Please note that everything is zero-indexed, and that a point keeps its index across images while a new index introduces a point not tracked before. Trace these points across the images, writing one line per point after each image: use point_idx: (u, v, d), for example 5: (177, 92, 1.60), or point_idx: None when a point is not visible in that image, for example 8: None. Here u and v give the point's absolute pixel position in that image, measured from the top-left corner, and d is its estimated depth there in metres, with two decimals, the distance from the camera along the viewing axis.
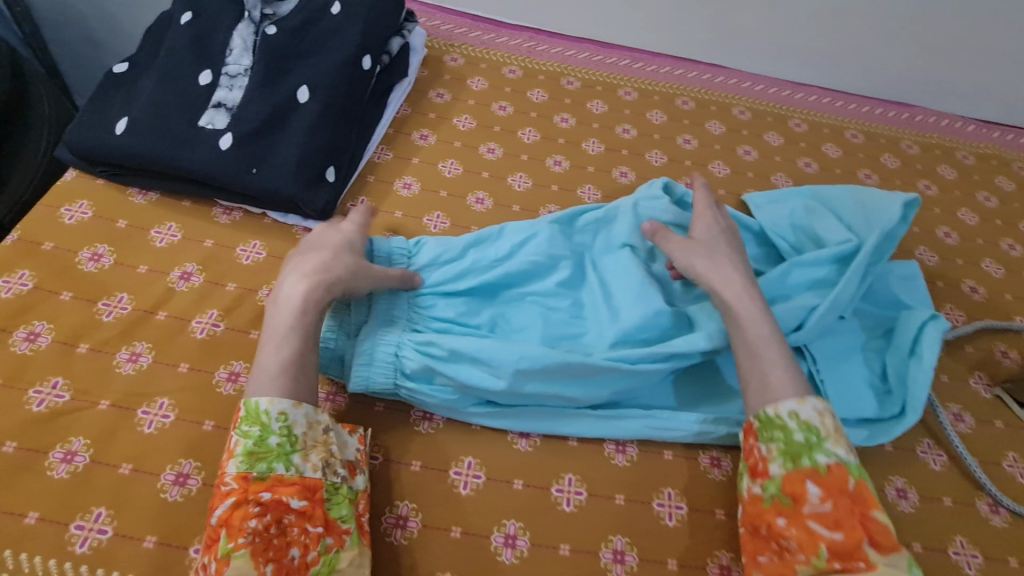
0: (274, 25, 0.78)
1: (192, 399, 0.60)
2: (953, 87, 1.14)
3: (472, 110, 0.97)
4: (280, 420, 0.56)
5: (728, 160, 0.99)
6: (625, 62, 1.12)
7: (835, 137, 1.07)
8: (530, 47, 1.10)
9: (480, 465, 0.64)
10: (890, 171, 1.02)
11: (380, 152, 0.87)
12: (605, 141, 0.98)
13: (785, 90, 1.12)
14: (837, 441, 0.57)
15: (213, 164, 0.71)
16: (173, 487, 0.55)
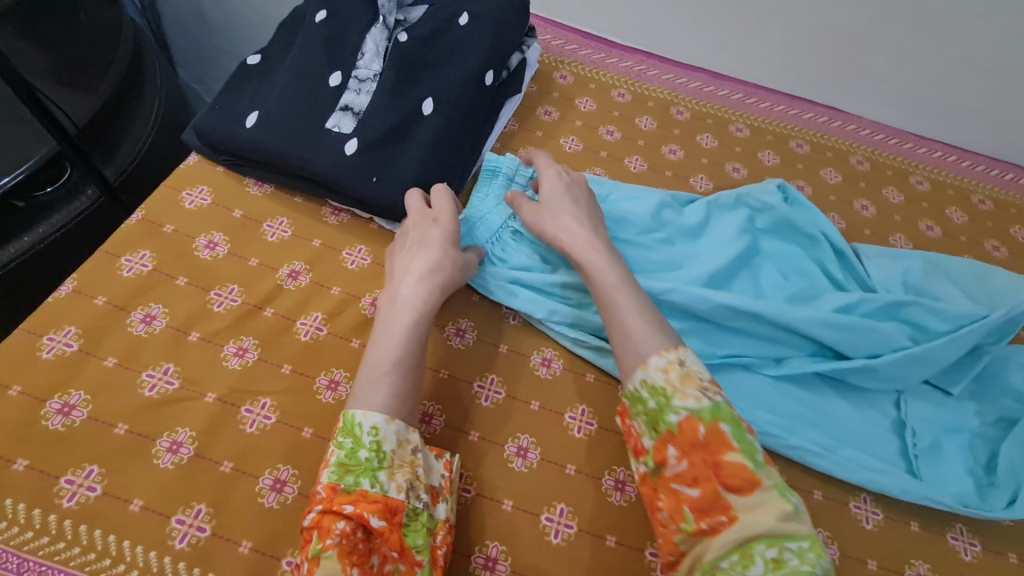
0: (406, 33, 0.77)
1: (292, 402, 0.60)
2: None
3: (580, 131, 0.94)
4: (372, 434, 0.52)
5: (843, 213, 0.94)
6: (738, 96, 1.08)
7: (962, 201, 1.00)
8: (643, 71, 1.07)
9: (573, 514, 0.59)
10: (1020, 246, 0.96)
11: None
12: (713, 177, 0.94)
13: (907, 143, 1.08)
14: (687, 394, 0.53)
15: (337, 167, 0.70)
16: (271, 492, 0.55)
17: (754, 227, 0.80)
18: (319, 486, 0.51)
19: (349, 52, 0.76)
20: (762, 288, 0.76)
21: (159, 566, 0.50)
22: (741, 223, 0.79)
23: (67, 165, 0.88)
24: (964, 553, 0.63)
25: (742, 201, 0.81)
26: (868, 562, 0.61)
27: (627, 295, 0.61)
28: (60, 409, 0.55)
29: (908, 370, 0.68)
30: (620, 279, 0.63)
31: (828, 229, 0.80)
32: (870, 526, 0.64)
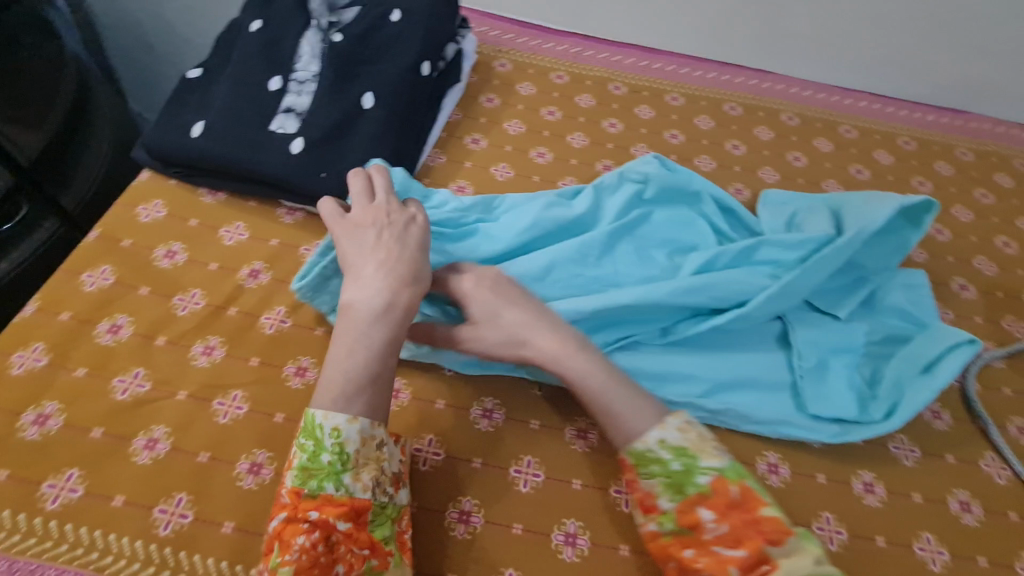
0: (340, 34, 0.81)
1: (262, 392, 0.63)
2: (996, 92, 1.15)
3: (522, 114, 0.97)
4: (333, 436, 0.51)
5: (777, 166, 0.98)
6: (672, 67, 1.13)
7: (887, 143, 1.06)
8: (579, 53, 1.12)
9: (540, 464, 0.63)
10: (943, 179, 1.01)
11: (434, 156, 0.87)
12: (654, 145, 0.97)
13: (833, 96, 1.14)
14: (708, 452, 0.53)
15: (289, 167, 0.73)
16: (249, 475, 0.57)
17: (642, 199, 0.76)
18: (285, 491, 0.51)
19: (288, 58, 0.80)
20: (650, 254, 0.73)
21: (146, 553, 0.52)
22: (630, 196, 0.75)
23: (22, 200, 0.91)
24: (906, 459, 0.67)
25: (624, 177, 0.77)
26: (816, 476, 0.65)
27: (619, 391, 0.57)
28: (35, 420, 0.57)
29: (783, 303, 0.69)
30: (604, 374, 0.58)
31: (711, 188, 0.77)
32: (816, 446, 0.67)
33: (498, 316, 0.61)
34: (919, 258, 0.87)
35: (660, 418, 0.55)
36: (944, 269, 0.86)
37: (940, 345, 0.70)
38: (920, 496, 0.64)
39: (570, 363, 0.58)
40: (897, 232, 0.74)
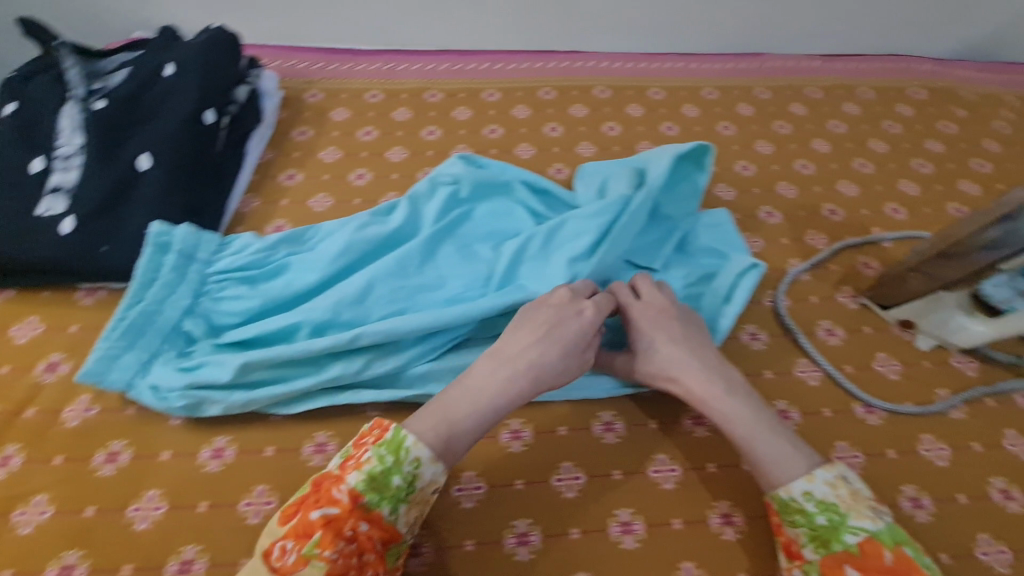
0: (241, 87, 0.86)
1: (145, 438, 0.60)
2: (898, 30, 1.19)
3: (436, 120, 0.98)
4: (414, 463, 0.52)
5: (710, 139, 0.99)
6: (597, 62, 1.11)
7: (798, 96, 1.08)
8: (498, 68, 1.08)
9: (479, 475, 0.61)
10: (853, 119, 1.05)
11: (359, 176, 0.88)
12: (596, 142, 0.97)
13: (750, 62, 1.14)
14: (861, 512, 0.51)
15: (150, 215, 0.69)
16: (212, 460, 0.59)
17: (458, 198, 0.80)
18: (342, 487, 0.50)
19: (149, 101, 0.77)
20: (472, 249, 0.77)
21: None
22: (444, 199, 0.79)
23: None
24: (871, 418, 0.66)
25: (437, 182, 0.81)
26: None
27: (765, 436, 0.56)
28: None
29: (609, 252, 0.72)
30: (752, 418, 0.58)
31: (522, 173, 0.83)
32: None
33: (654, 351, 0.63)
34: (835, 217, 0.88)
35: (809, 470, 0.54)
36: (859, 223, 0.87)
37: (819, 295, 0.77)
38: (894, 451, 0.64)
39: (717, 405, 0.59)
40: (685, 178, 0.81)
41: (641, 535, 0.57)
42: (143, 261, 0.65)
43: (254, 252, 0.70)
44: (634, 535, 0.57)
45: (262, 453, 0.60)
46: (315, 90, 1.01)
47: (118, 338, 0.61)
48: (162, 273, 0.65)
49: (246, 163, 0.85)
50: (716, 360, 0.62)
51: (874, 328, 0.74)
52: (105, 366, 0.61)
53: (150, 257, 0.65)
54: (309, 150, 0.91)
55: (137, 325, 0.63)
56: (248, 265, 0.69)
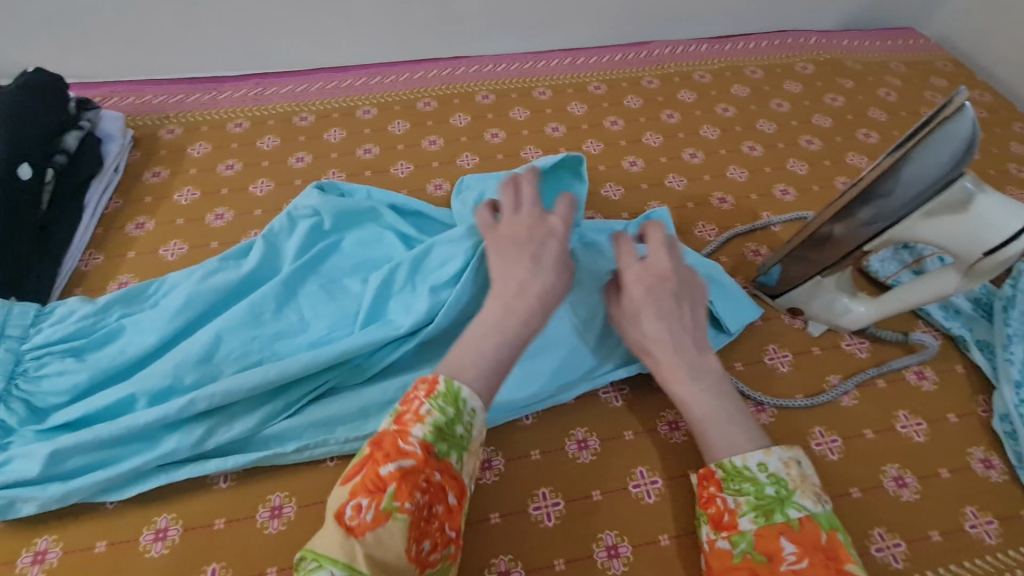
0: (71, 133, 0.78)
1: None
2: (781, 8, 1.18)
3: (306, 145, 0.91)
4: (471, 415, 0.50)
5: (598, 136, 0.95)
6: (478, 67, 1.07)
7: (687, 82, 1.06)
8: (376, 83, 1.02)
9: None
10: (742, 100, 1.03)
11: (217, 215, 0.81)
12: (480, 152, 0.92)
13: (638, 53, 1.11)
14: (806, 492, 0.50)
15: None
16: (33, 566, 0.52)
17: (323, 231, 0.73)
18: (410, 439, 0.47)
19: None
20: (340, 284, 0.70)
21: None
22: (305, 233, 0.72)
23: None
24: (762, 416, 0.63)
25: (295, 217, 0.74)
26: (625, 435, 0.62)
27: (722, 426, 0.54)
28: None
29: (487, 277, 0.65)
30: (713, 402, 0.55)
31: (389, 197, 0.78)
32: (619, 403, 0.64)
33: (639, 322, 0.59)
34: (726, 205, 0.85)
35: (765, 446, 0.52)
36: (749, 209, 0.85)
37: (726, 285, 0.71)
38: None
39: (678, 388, 0.56)
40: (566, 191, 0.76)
41: None
42: None
43: (84, 319, 0.63)
44: None
45: (92, 549, 0.53)
46: (171, 125, 0.93)
47: None
48: None
49: (85, 217, 0.77)
50: (695, 346, 0.58)
51: (764, 318, 0.72)
52: None
53: None
54: (162, 193, 0.83)
55: None
56: (78, 334, 0.62)
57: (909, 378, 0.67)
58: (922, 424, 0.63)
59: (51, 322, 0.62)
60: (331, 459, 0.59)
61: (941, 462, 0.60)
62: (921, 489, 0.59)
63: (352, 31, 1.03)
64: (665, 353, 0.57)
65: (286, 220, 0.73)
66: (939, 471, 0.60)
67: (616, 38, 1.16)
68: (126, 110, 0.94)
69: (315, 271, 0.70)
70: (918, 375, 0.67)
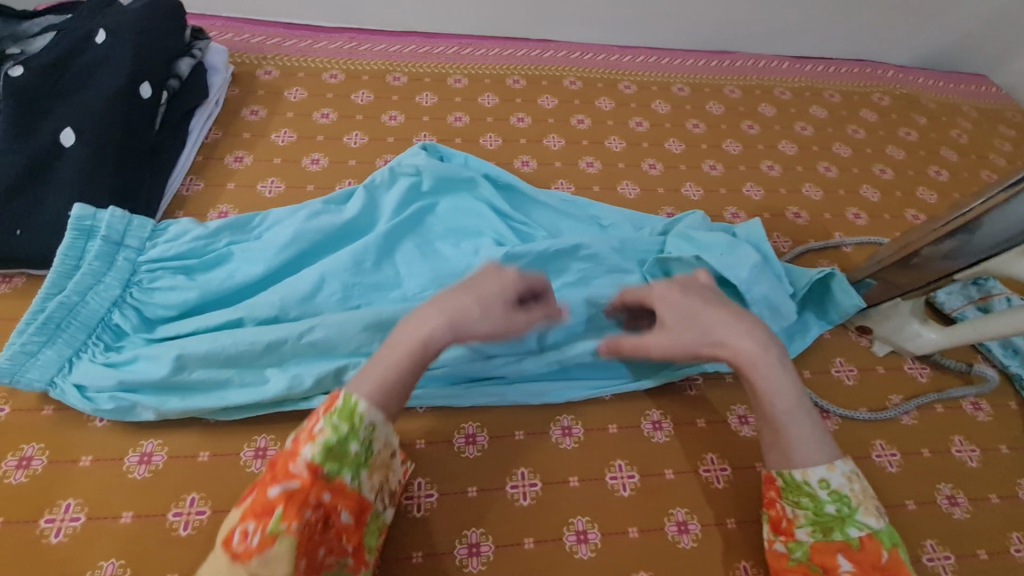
0: (185, 61, 0.81)
1: (63, 440, 0.55)
2: (862, 38, 1.20)
3: (398, 105, 0.93)
4: (368, 429, 0.47)
5: (680, 136, 0.97)
6: (566, 53, 1.08)
7: (767, 97, 1.08)
8: (467, 53, 1.04)
9: (432, 483, 0.57)
10: (820, 122, 1.05)
11: (313, 160, 0.83)
12: (565, 136, 0.94)
13: (722, 61, 1.13)
14: (868, 509, 0.50)
15: (82, 196, 0.64)
16: (139, 466, 0.54)
17: (420, 191, 0.75)
18: (299, 460, 0.45)
19: (77, 71, 0.70)
20: (432, 245, 0.72)
21: None
22: (404, 190, 0.74)
23: None
24: (827, 423, 0.66)
25: (397, 173, 0.75)
26: (697, 422, 0.65)
27: (804, 420, 0.53)
28: None
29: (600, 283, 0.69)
30: (792, 400, 0.53)
31: (484, 168, 0.80)
32: (693, 392, 0.67)
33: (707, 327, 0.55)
34: (800, 220, 0.88)
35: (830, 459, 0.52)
36: (822, 228, 0.87)
37: (797, 283, 0.72)
38: (848, 457, 0.64)
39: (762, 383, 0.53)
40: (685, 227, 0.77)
41: (595, 544, 0.55)
42: (63, 246, 0.60)
43: (195, 240, 0.65)
44: (589, 544, 0.55)
45: (196, 458, 0.55)
46: (269, 66, 0.94)
47: (27, 336, 0.55)
48: (86, 260, 0.60)
49: (187, 144, 0.79)
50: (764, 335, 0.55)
51: (832, 332, 0.74)
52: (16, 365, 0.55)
53: (71, 243, 0.60)
54: (260, 131, 0.84)
55: (53, 318, 0.57)
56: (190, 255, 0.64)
57: (966, 409, 0.70)
58: (976, 451, 0.66)
59: (163, 238, 0.64)
60: (420, 407, 0.62)
61: (992, 489, 0.64)
62: (972, 510, 0.62)
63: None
64: (744, 337, 0.54)
65: (385, 175, 0.75)
66: (989, 496, 0.63)
67: (700, 43, 1.18)
68: (226, 45, 0.96)
69: (412, 230, 0.72)
70: (975, 406, 0.70)
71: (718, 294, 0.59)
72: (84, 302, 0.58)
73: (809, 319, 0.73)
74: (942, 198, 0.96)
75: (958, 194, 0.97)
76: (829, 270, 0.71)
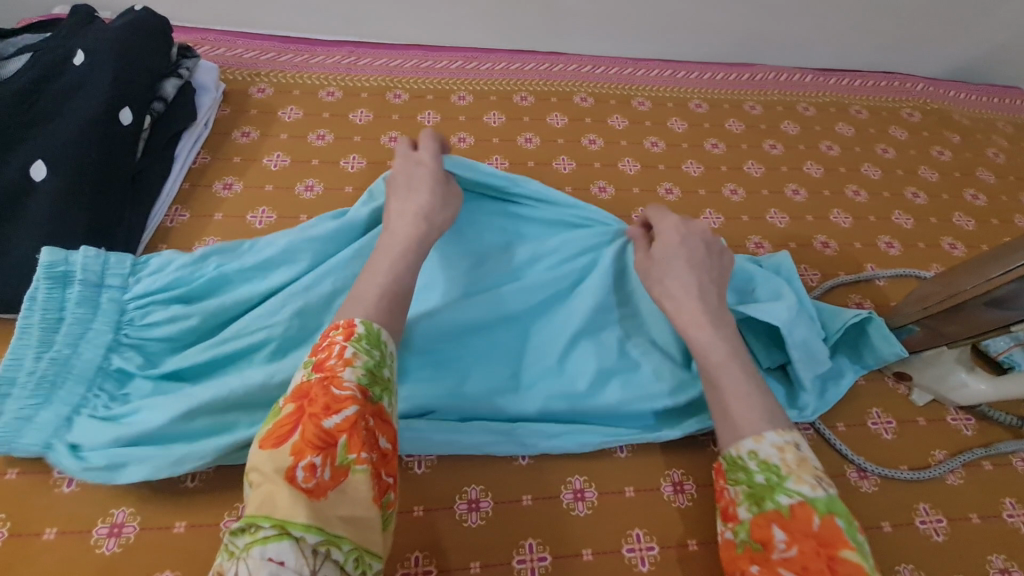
0: (173, 82, 0.76)
1: (26, 508, 0.50)
2: (889, 50, 1.14)
3: (399, 125, 0.88)
4: (393, 355, 0.46)
5: (698, 157, 0.91)
6: (576, 67, 1.03)
7: (790, 113, 1.02)
8: (472, 68, 0.98)
9: (430, 557, 0.52)
10: (846, 140, 0.99)
11: (308, 186, 0.78)
12: (576, 157, 0.89)
13: (741, 74, 1.07)
14: (801, 478, 0.46)
15: (53, 236, 0.59)
16: (109, 539, 0.49)
17: None
18: (342, 384, 0.41)
19: (51, 97, 0.65)
20: None
21: None
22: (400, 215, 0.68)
23: None
24: (865, 485, 0.60)
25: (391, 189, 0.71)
26: None
27: (737, 378, 0.51)
28: None
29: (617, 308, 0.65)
30: (727, 362, 0.52)
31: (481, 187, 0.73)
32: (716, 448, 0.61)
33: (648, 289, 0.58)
34: (829, 250, 0.82)
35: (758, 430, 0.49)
36: (852, 258, 0.81)
37: (830, 325, 0.66)
38: (889, 524, 0.58)
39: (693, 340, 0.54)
40: None
41: None
42: (40, 294, 0.55)
43: (189, 274, 0.60)
44: None
45: (171, 530, 0.50)
46: (263, 84, 0.89)
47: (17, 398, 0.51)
48: (69, 308, 0.55)
49: (173, 170, 0.74)
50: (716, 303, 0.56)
51: (866, 378, 0.69)
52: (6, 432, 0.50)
53: (49, 291, 0.55)
54: (251, 155, 0.79)
55: (45, 373, 0.53)
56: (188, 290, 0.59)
57: (1017, 467, 0.63)
58: None
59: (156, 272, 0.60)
60: (419, 468, 0.57)
61: None
62: None
63: (453, 10, 0.99)
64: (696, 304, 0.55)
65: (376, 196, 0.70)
66: None
67: (718, 54, 1.11)
68: (217, 62, 0.91)
69: None
70: None
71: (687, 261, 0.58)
72: (81, 351, 0.54)
73: (843, 363, 0.67)
74: (980, 224, 0.90)
75: (997, 220, 0.91)
76: (867, 314, 0.65)
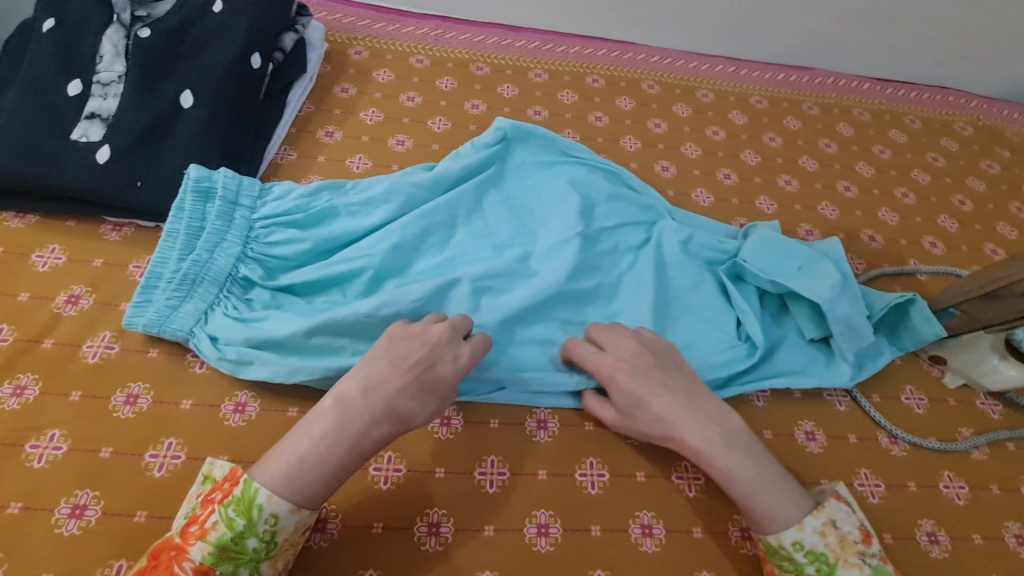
0: (291, 36, 0.85)
1: (166, 381, 0.58)
2: (946, 66, 1.18)
3: (481, 94, 0.95)
4: (269, 522, 0.46)
5: (756, 148, 0.97)
6: (645, 56, 1.09)
7: (846, 116, 1.07)
8: (548, 49, 1.05)
9: (504, 461, 0.59)
10: (898, 146, 1.04)
11: (399, 141, 0.85)
12: (642, 138, 0.95)
13: (801, 76, 1.12)
14: (849, 562, 0.50)
15: (195, 156, 0.67)
16: (234, 414, 0.58)
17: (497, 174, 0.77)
18: (186, 563, 0.44)
19: (196, 37, 0.74)
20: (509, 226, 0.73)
21: (49, 556, 0.48)
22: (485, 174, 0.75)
23: None
24: (895, 449, 0.66)
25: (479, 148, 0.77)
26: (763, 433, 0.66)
27: (764, 486, 0.52)
28: None
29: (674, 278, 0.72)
30: (754, 472, 0.53)
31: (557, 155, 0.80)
32: (760, 403, 0.68)
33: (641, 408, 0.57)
34: (875, 243, 0.87)
35: (799, 521, 0.51)
36: (896, 253, 0.87)
37: (873, 306, 0.72)
38: (914, 485, 0.64)
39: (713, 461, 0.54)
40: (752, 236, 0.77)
41: (660, 539, 0.57)
42: (185, 205, 0.63)
43: (304, 204, 0.68)
44: (653, 538, 0.57)
45: (286, 413, 0.59)
46: (360, 47, 0.97)
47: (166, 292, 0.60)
48: (209, 221, 0.64)
49: (285, 115, 0.82)
50: (714, 407, 0.57)
51: (902, 359, 0.74)
52: (155, 319, 0.59)
53: (193, 204, 0.63)
54: (350, 109, 0.87)
55: (189, 273, 0.61)
56: (303, 218, 0.67)
57: None
58: None
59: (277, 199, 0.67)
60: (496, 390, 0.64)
61: None
62: None
63: None
64: (694, 426, 0.55)
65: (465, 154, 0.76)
66: None
67: (780, 55, 1.16)
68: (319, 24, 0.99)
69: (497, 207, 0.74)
70: None
71: (665, 369, 0.58)
72: (215, 258, 0.62)
73: (882, 342, 0.72)
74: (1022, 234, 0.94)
75: None
76: (909, 296, 0.70)
